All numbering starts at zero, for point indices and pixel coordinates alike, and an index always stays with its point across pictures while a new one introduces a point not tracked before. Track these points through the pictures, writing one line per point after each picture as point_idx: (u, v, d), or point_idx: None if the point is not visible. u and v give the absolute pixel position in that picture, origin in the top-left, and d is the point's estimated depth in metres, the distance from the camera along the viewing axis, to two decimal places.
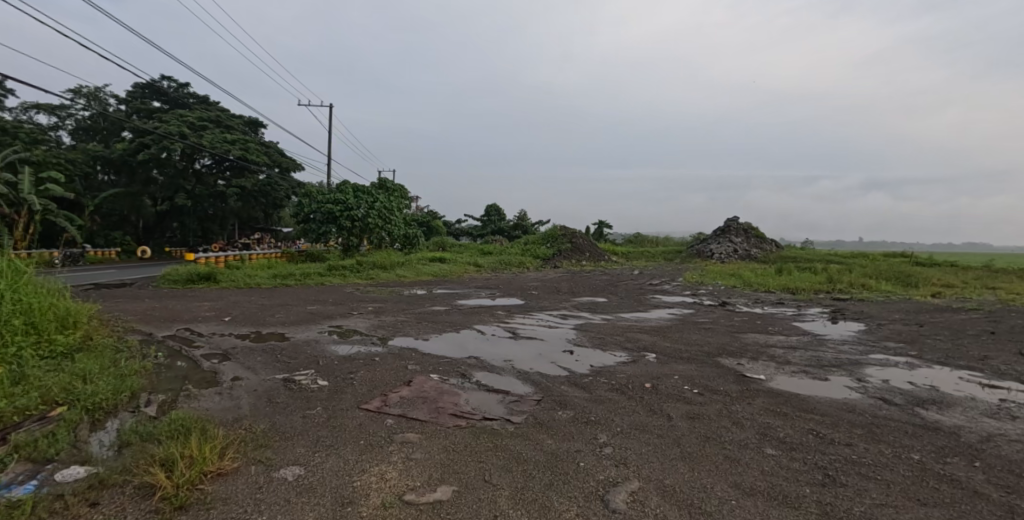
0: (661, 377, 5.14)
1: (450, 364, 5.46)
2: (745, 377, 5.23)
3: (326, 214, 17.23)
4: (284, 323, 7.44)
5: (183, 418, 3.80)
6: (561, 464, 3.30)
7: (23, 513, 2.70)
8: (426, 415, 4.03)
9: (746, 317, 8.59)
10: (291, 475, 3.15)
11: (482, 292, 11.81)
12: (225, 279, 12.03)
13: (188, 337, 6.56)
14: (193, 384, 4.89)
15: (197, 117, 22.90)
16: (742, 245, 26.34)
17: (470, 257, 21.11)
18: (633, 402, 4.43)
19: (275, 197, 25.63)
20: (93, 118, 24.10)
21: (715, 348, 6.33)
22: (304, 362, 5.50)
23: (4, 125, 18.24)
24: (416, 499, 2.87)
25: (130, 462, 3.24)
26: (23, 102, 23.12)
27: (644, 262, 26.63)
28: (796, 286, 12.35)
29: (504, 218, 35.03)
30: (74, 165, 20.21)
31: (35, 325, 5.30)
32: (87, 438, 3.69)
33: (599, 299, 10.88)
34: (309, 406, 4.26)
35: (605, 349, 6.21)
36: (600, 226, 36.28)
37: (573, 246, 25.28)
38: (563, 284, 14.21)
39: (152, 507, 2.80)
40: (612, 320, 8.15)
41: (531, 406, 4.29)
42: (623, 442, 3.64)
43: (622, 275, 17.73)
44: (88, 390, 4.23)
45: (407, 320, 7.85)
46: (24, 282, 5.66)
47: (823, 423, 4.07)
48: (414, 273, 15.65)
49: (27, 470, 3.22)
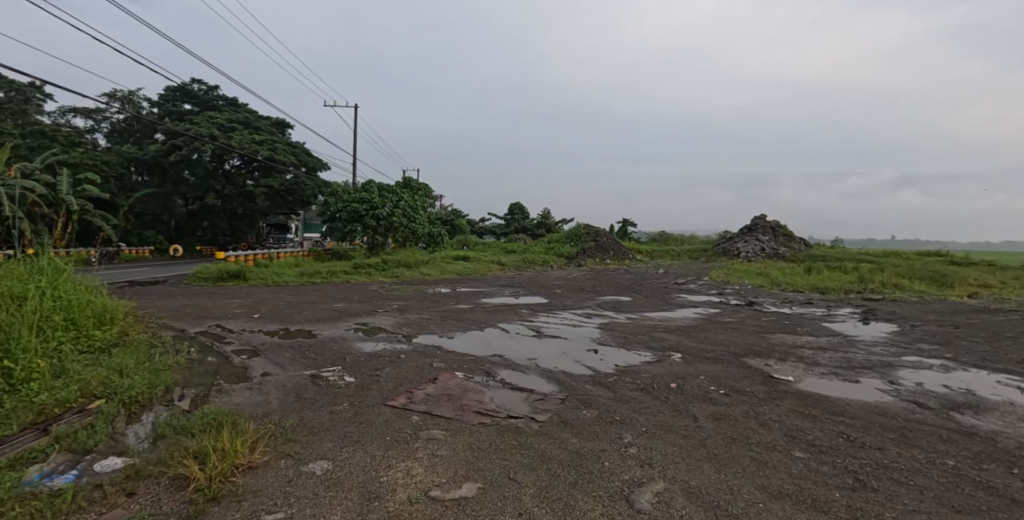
0: (686, 377, 5.08)
1: (475, 361, 5.49)
2: (773, 378, 5.13)
3: (352, 213, 17.47)
4: (311, 321, 7.57)
5: (215, 412, 3.92)
6: (586, 463, 3.29)
7: (63, 502, 2.80)
8: (452, 412, 4.06)
9: (774, 317, 8.43)
10: (319, 470, 3.21)
11: (506, 290, 11.85)
12: (254, 277, 12.30)
13: (219, 334, 6.71)
14: (224, 379, 5.02)
15: (226, 119, 23.51)
16: (770, 244, 25.88)
17: (494, 255, 21.20)
18: (658, 402, 4.39)
19: (301, 196, 26.01)
20: (127, 121, 24.93)
21: (741, 349, 6.23)
22: (331, 359, 5.60)
23: (44, 129, 19.02)
24: (442, 496, 2.90)
25: (165, 454, 3.35)
26: (63, 107, 24.05)
27: (670, 260, 26.38)
28: (826, 285, 12.11)
29: (527, 216, 35.06)
30: (109, 167, 20.90)
31: (74, 321, 5.50)
32: (123, 431, 3.83)
33: (623, 298, 10.81)
34: (336, 402, 4.33)
35: (630, 349, 6.16)
36: (624, 224, 36.14)
37: (597, 244, 25.15)
38: (586, 282, 14.16)
39: (186, 498, 2.88)
40: (636, 319, 8.08)
41: (555, 404, 4.28)
42: (649, 443, 3.61)
43: (647, 273, 17.59)
44: (124, 384, 4.39)
45: (432, 317, 7.91)
46: (63, 279, 5.86)
47: (854, 426, 3.97)
48: (438, 271, 15.78)
49: (67, 461, 3.36)
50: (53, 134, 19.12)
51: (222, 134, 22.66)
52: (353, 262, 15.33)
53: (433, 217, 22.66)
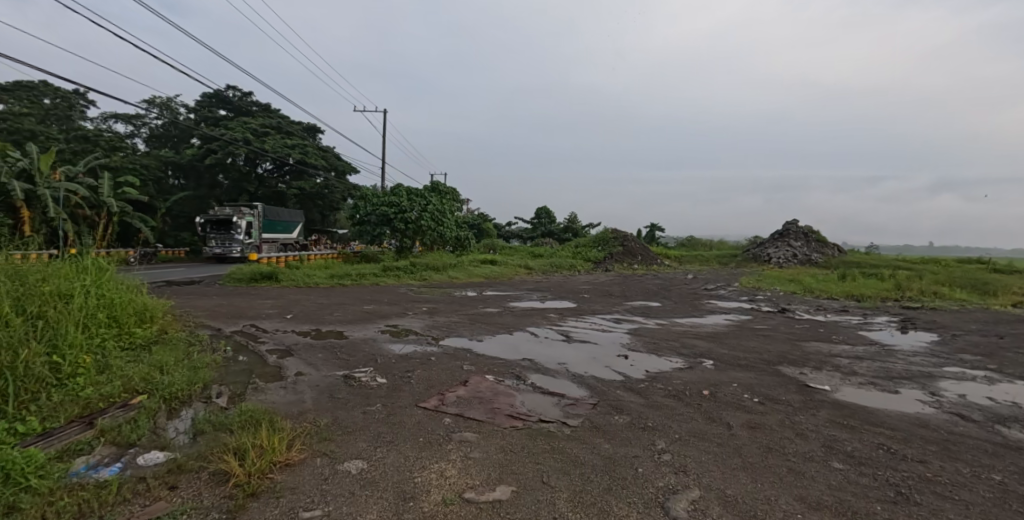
0: (719, 384, 5.01)
1: (505, 365, 5.51)
2: (808, 387, 5.02)
3: (381, 216, 17.79)
4: (342, 322, 7.71)
5: (252, 410, 4.03)
6: (619, 468, 3.28)
7: (110, 493, 2.90)
8: (483, 415, 4.08)
9: (807, 325, 8.25)
10: (355, 469, 3.27)
11: (534, 295, 11.87)
12: (286, 278, 12.57)
13: (253, 333, 6.89)
14: (259, 378, 5.14)
15: (259, 124, 24.16)
16: (802, 250, 25.33)
17: (521, 260, 21.24)
18: (691, 409, 4.34)
19: (330, 199, 26.47)
20: (165, 127, 25.86)
21: (775, 357, 6.11)
22: (362, 360, 5.70)
23: (87, 134, 19.88)
24: (477, 498, 2.92)
25: (205, 450, 3.46)
26: (105, 113, 25.08)
27: (698, 265, 26.09)
28: (862, 293, 11.81)
29: (554, 220, 35.06)
30: (147, 170, 21.68)
31: (117, 319, 5.72)
32: (164, 426, 3.97)
33: (652, 303, 10.73)
34: (369, 402, 4.40)
35: (660, 355, 6.10)
36: (651, 228, 35.86)
37: (625, 249, 25.01)
38: (614, 287, 14.07)
39: (227, 493, 2.97)
40: (666, 325, 8.01)
41: (586, 409, 4.28)
42: (682, 450, 3.57)
43: (676, 279, 17.41)
44: (165, 381, 4.55)
45: (460, 320, 7.98)
46: (106, 279, 6.09)
47: (894, 438, 3.86)
48: (465, 274, 15.90)
49: (111, 454, 3.48)
50: (96, 139, 19.99)
51: (255, 139, 23.30)
52: (382, 264, 15.56)
53: (460, 220, 22.79)
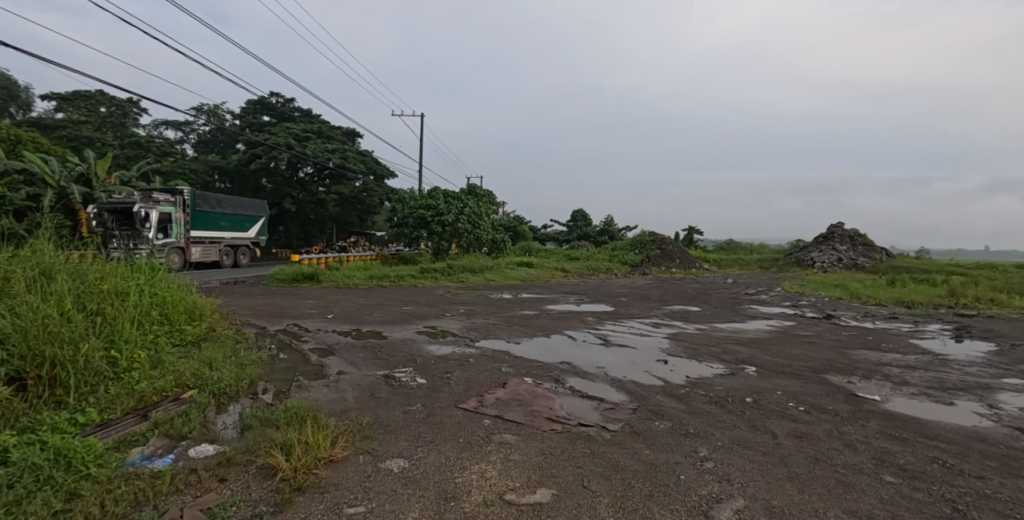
0: (762, 392, 4.90)
1: (543, 368, 5.53)
2: (857, 397, 4.85)
3: (418, 219, 18.07)
4: (382, 323, 7.87)
5: (298, 407, 4.16)
6: (660, 475, 3.25)
7: (164, 483, 3.04)
8: (523, 418, 4.11)
9: (855, 332, 7.96)
10: (396, 467, 3.35)
11: (570, 298, 11.84)
12: (327, 279, 12.92)
13: (296, 332, 7.10)
14: (303, 376, 5.31)
15: (301, 129, 24.90)
16: (848, 254, 24.43)
17: (557, 262, 21.23)
18: (734, 417, 4.25)
19: (368, 203, 27.03)
20: (212, 132, 26.98)
21: (821, 364, 5.92)
22: (402, 360, 5.81)
23: (141, 140, 20.92)
24: (517, 500, 2.94)
25: (253, 444, 3.59)
26: (157, 119, 26.32)
27: (738, 270, 25.53)
28: (913, 299, 11.32)
29: (590, 223, 34.92)
30: (196, 174, 22.67)
31: (169, 316, 6.01)
32: (214, 419, 4.15)
33: (691, 308, 10.56)
34: (410, 402, 4.50)
35: (701, 360, 6.00)
36: (689, 231, 35.29)
37: (662, 252, 24.66)
38: (652, 291, 13.89)
39: (274, 487, 3.07)
40: (706, 330, 7.88)
41: (626, 414, 4.25)
42: (725, 458, 3.51)
43: (716, 283, 17.09)
44: (214, 377, 4.76)
45: (498, 323, 8.04)
46: (158, 278, 6.39)
47: (949, 452, 3.70)
48: (501, 277, 15.99)
49: (165, 446, 3.66)
50: (148, 145, 21.00)
51: (298, 144, 24.05)
52: (420, 266, 15.82)
53: (496, 223, 22.89)
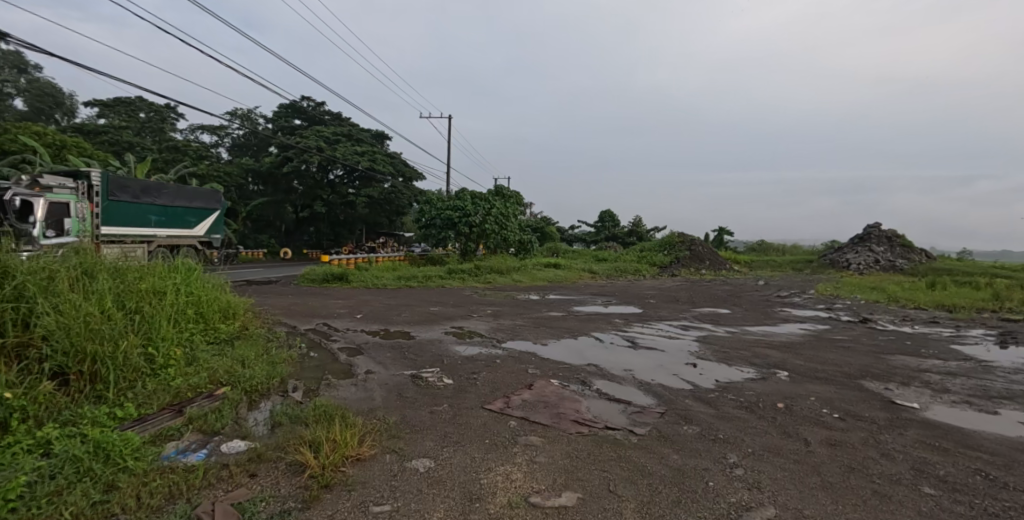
0: (795, 397, 4.75)
1: (570, 370, 5.49)
2: (894, 404, 4.65)
3: (446, 220, 18.23)
4: (409, 323, 7.95)
5: (326, 405, 4.23)
6: (688, 481, 3.18)
7: (197, 477, 3.12)
8: (549, 420, 4.08)
9: (893, 337, 7.66)
10: (422, 467, 3.36)
11: (598, 299, 11.75)
12: (356, 280, 13.14)
13: (326, 332, 7.23)
14: (332, 375, 5.39)
15: (332, 132, 25.39)
16: (885, 256, 23.57)
17: (584, 263, 21.09)
18: (765, 423, 4.13)
19: (397, 204, 27.32)
20: (246, 136, 27.78)
21: (856, 370, 5.72)
22: (429, 360, 5.85)
23: (179, 144, 21.69)
24: (542, 503, 2.92)
25: (283, 441, 3.66)
26: (194, 124, 27.25)
27: (770, 271, 24.90)
28: (956, 303, 10.85)
29: (618, 224, 34.62)
30: (230, 177, 23.37)
31: (204, 315, 6.19)
32: (245, 416, 4.25)
33: (721, 310, 10.35)
34: (436, 402, 4.52)
35: (731, 364, 5.86)
36: (719, 232, 34.61)
37: (692, 253, 24.23)
38: (681, 293, 13.66)
39: (302, 483, 3.12)
40: (736, 333, 7.70)
41: (654, 418, 4.18)
42: (755, 465, 3.41)
43: (746, 285, 16.71)
44: (246, 374, 4.88)
45: (524, 324, 8.02)
46: (194, 278, 6.59)
47: (994, 464, 3.51)
48: (528, 278, 15.98)
49: (198, 441, 3.77)
50: (186, 149, 21.75)
51: (328, 147, 24.50)
52: (447, 267, 15.94)
53: (524, 224, 22.87)
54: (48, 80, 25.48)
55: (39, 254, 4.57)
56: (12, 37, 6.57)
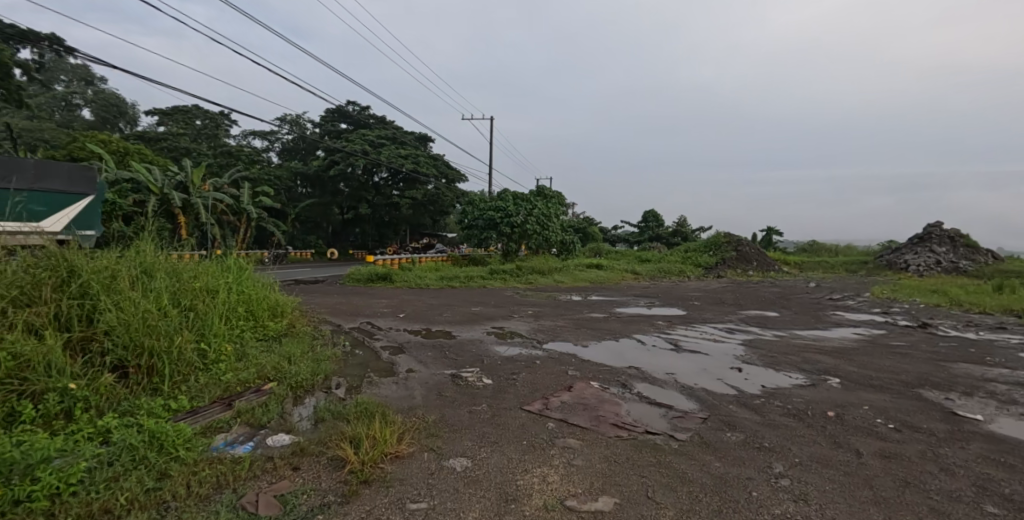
0: (846, 406, 4.50)
1: (610, 372, 5.40)
2: (955, 416, 4.34)
3: (488, 221, 18.37)
4: (451, 323, 8.02)
5: (367, 402, 4.31)
6: (731, 490, 3.05)
7: (242, 469, 3.22)
8: (587, 422, 4.02)
9: (956, 343, 7.15)
10: (459, 466, 3.36)
11: (640, 300, 11.55)
12: (399, 279, 13.40)
13: (370, 330, 7.39)
14: (375, 372, 5.50)
15: (376, 136, 26.04)
16: (947, 257, 22.12)
17: (627, 264, 20.78)
18: (813, 432, 3.93)
19: (441, 205, 27.73)
20: (294, 141, 28.87)
21: (914, 378, 5.36)
22: (470, 360, 5.88)
23: (233, 150, 22.75)
24: (578, 507, 2.87)
25: (325, 436, 3.75)
26: (246, 130, 28.55)
27: (822, 273, 23.85)
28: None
29: (663, 224, 33.96)
30: (280, 180, 24.33)
31: (253, 312, 6.44)
32: (290, 411, 4.38)
33: (769, 313, 9.97)
34: (475, 402, 4.53)
35: (778, 369, 5.62)
36: (768, 232, 33.40)
37: (738, 254, 23.47)
38: (727, 295, 13.23)
39: (343, 478, 3.18)
40: (785, 337, 7.39)
41: (696, 423, 4.05)
42: (802, 475, 3.24)
43: (795, 287, 16.05)
44: (293, 370, 5.04)
45: (565, 325, 7.96)
46: (245, 277, 6.86)
47: None
48: (570, 278, 15.86)
49: (246, 433, 3.91)
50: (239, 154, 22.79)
51: (373, 150, 25.17)
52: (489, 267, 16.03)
53: (567, 224, 22.71)
54: (113, 92, 27.32)
55: (104, 254, 4.85)
56: (79, 52, 7.03)
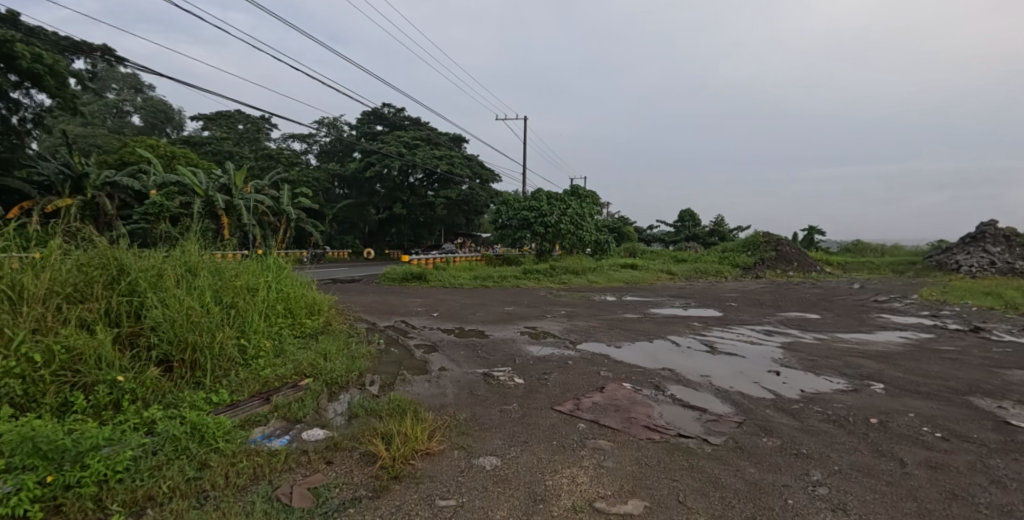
0: (890, 413, 4.29)
1: (643, 373, 5.32)
2: (1010, 425, 4.08)
3: (522, 221, 18.42)
4: (483, 322, 8.06)
5: (400, 399, 4.38)
6: (766, 497, 2.96)
7: (278, 462, 3.31)
8: (618, 424, 3.97)
9: (1013, 349, 6.73)
10: (488, 465, 3.37)
11: (676, 301, 11.34)
12: (433, 279, 13.56)
13: (403, 329, 7.51)
14: (408, 370, 5.58)
15: (411, 137, 26.44)
16: (1004, 257, 20.88)
17: (662, 264, 20.44)
18: (854, 439, 3.77)
19: (475, 204, 27.95)
20: (331, 143, 29.60)
21: (965, 385, 5.07)
22: (502, 359, 5.89)
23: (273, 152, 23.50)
24: (607, 509, 2.83)
25: (358, 432, 3.82)
26: (286, 134, 29.46)
27: (866, 274, 22.90)
28: None
29: (699, 223, 33.28)
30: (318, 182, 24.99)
31: (292, 310, 6.63)
32: (325, 406, 4.48)
33: (810, 315, 9.62)
34: (506, 402, 4.53)
35: (819, 373, 5.42)
36: (810, 231, 32.27)
37: (778, 254, 22.75)
38: (765, 296, 12.83)
39: (374, 473, 3.24)
40: (827, 340, 7.12)
41: (731, 428, 3.94)
42: (842, 484, 3.12)
43: (838, 288, 15.46)
44: (328, 367, 5.16)
45: (598, 325, 7.88)
46: (284, 276, 7.07)
47: None
48: (604, 278, 15.71)
49: (282, 427, 4.03)
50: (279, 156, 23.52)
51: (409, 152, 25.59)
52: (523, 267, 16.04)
53: (602, 224, 22.52)
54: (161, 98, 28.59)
55: (152, 254, 5.08)
56: (129, 61, 7.38)
